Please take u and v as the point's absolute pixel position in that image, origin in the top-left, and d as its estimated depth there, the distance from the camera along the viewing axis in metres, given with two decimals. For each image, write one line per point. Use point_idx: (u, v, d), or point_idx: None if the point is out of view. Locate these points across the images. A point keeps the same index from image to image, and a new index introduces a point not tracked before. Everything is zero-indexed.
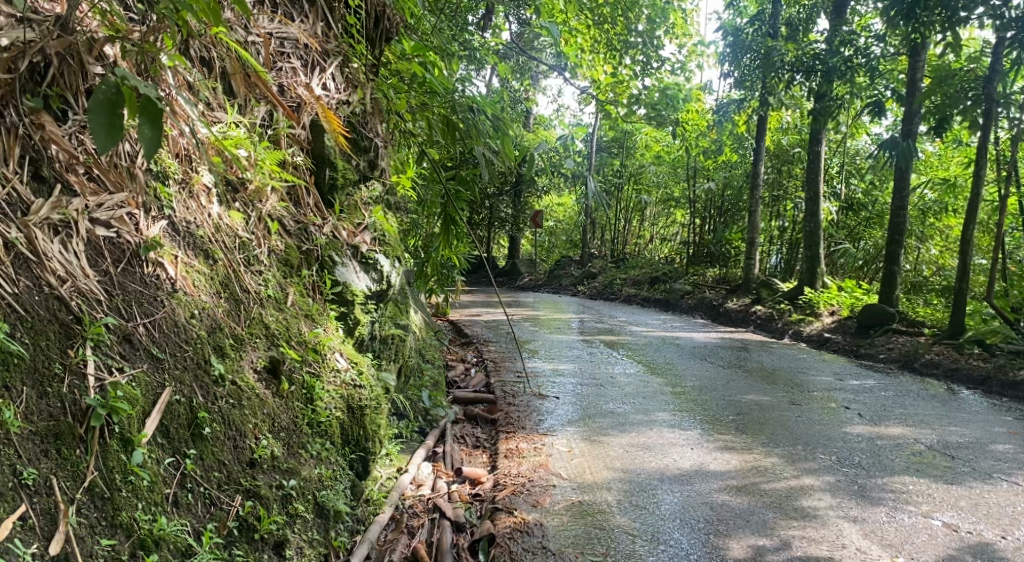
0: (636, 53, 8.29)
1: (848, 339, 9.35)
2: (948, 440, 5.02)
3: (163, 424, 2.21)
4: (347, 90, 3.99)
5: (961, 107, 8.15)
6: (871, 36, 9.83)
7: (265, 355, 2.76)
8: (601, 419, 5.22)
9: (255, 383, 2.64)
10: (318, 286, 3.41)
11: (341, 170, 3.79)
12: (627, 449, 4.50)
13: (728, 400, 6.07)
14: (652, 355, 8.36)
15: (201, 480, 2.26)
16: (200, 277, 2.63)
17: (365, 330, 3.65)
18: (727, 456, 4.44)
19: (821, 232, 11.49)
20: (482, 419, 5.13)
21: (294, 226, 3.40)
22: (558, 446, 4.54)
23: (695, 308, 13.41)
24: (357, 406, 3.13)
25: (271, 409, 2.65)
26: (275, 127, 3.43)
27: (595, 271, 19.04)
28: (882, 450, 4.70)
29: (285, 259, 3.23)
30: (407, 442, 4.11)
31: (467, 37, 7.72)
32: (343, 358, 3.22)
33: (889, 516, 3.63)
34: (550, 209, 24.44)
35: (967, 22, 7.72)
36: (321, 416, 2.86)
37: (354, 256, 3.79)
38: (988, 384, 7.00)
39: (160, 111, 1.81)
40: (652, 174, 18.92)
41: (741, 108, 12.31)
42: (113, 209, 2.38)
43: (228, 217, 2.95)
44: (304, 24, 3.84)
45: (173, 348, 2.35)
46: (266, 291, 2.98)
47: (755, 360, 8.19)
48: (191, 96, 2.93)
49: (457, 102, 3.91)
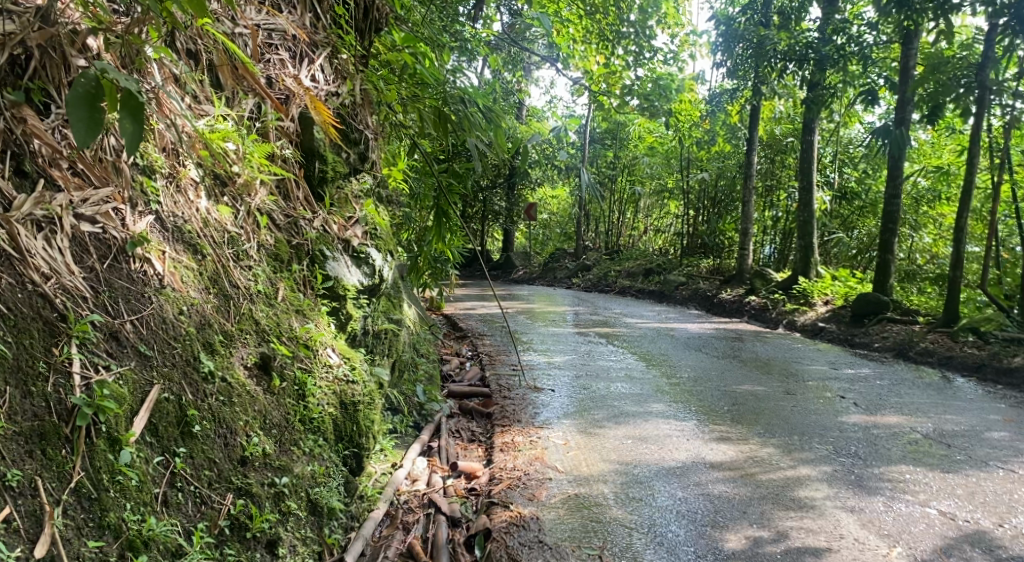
0: (627, 43, 8.22)
1: (843, 328, 9.36)
2: (944, 429, 5.02)
3: (151, 422, 2.17)
4: (336, 81, 3.98)
5: (954, 95, 8.24)
6: (864, 23, 9.81)
7: (255, 351, 2.73)
8: (597, 411, 5.20)
9: (246, 380, 2.60)
10: (308, 281, 3.37)
11: (331, 162, 3.75)
12: (623, 441, 4.48)
13: (723, 390, 6.06)
14: (647, 346, 8.35)
15: (192, 479, 2.22)
16: (188, 273, 2.59)
17: (358, 324, 3.60)
18: (723, 447, 4.42)
19: (815, 222, 11.49)
20: (477, 413, 5.10)
21: (284, 220, 3.36)
22: (554, 438, 4.52)
23: (689, 299, 13.41)
24: (350, 401, 3.09)
25: (262, 405, 2.61)
26: (264, 120, 3.40)
27: (590, 263, 19.02)
28: (879, 439, 4.70)
29: (275, 253, 3.19)
30: (402, 437, 4.07)
31: (458, 28, 7.66)
32: (335, 353, 3.18)
33: (886, 505, 3.62)
34: (543, 201, 24.41)
35: (959, 10, 7.70)
36: (313, 412, 2.83)
37: (345, 250, 3.75)
38: (982, 371, 7.01)
39: (142, 104, 1.79)
40: (646, 165, 18.90)
41: (733, 97, 12.30)
42: (98, 204, 2.33)
43: (216, 211, 2.91)
44: (291, 15, 3.79)
45: (161, 345, 2.31)
46: (256, 286, 2.94)
47: (750, 351, 8.19)
48: (177, 90, 2.90)
49: (449, 94, 3.86)
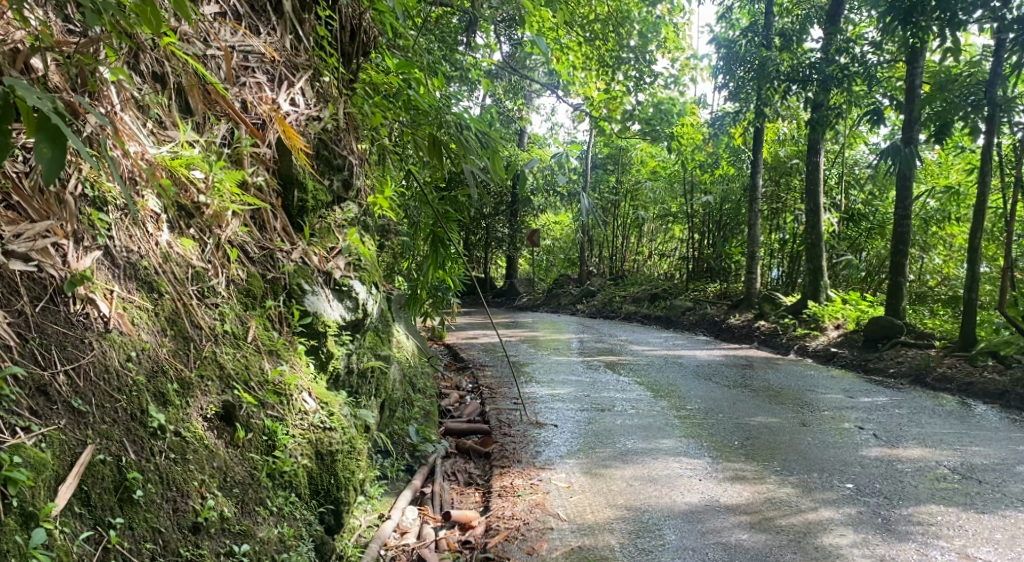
0: (628, 69, 8.08)
1: (856, 353, 9.04)
2: (973, 462, 4.71)
3: (82, 490, 1.92)
4: (318, 104, 3.70)
5: (962, 113, 7.98)
6: (866, 44, 9.65)
7: (218, 400, 2.46)
8: (602, 448, 4.90)
9: (204, 433, 2.35)
10: (285, 318, 3.10)
11: (312, 191, 3.48)
12: (630, 483, 4.18)
13: (736, 423, 5.75)
14: (654, 375, 8.04)
15: (130, 554, 1.95)
16: (140, 315, 2.34)
17: (340, 363, 3.33)
18: (738, 487, 4.12)
19: (823, 244, 11.24)
20: (475, 452, 4.80)
21: (258, 252, 3.10)
22: (556, 481, 4.21)
23: (696, 324, 13.12)
24: (326, 451, 2.81)
25: (222, 461, 2.36)
26: (236, 146, 3.13)
27: (594, 289, 18.74)
28: (903, 475, 4.38)
29: (246, 288, 2.93)
30: (392, 483, 3.79)
31: (457, 57, 7.55)
32: (312, 398, 2.90)
33: (919, 554, 3.31)
34: (547, 227, 24.22)
35: (966, 26, 7.46)
36: (284, 466, 2.57)
37: (327, 283, 3.44)
38: (1005, 398, 6.69)
39: (62, 129, 1.57)
40: (648, 190, 18.75)
41: (736, 120, 12.11)
42: (34, 239, 2.08)
43: (179, 244, 2.67)
44: (270, 36, 3.59)
45: (101, 399, 2.07)
46: (223, 326, 2.68)
47: (761, 378, 7.87)
48: (138, 116, 2.67)
49: (445, 120, 3.63)
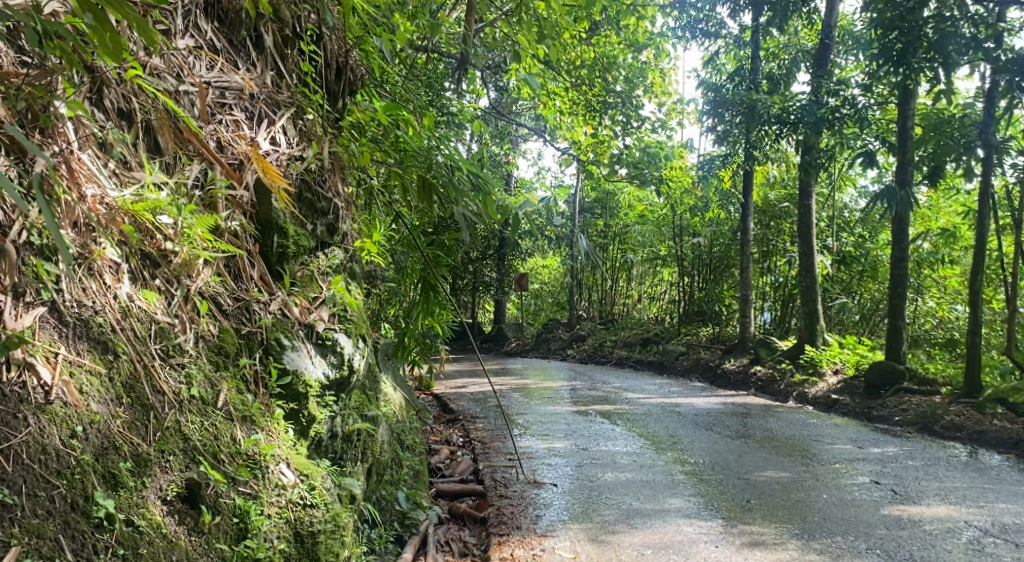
0: (615, 113, 7.89)
1: (858, 400, 8.74)
2: (1004, 522, 4.39)
3: None
4: (300, 143, 3.41)
5: (955, 155, 7.84)
6: (854, 88, 9.55)
7: (180, 479, 2.16)
8: (606, 511, 4.54)
9: (162, 519, 2.05)
10: (261, 379, 2.78)
11: (293, 236, 3.17)
12: (641, 552, 3.83)
13: (745, 479, 5.40)
14: (653, 426, 7.70)
15: None
16: (91, 381, 2.04)
17: (323, 427, 2.99)
18: (758, 555, 3.79)
19: (818, 288, 11.01)
20: (469, 517, 4.43)
21: (232, 303, 2.79)
22: (561, 551, 3.86)
23: (690, 369, 12.81)
24: (307, 532, 2.47)
25: (182, 552, 2.06)
26: (210, 187, 2.81)
27: (584, 333, 18.43)
28: (933, 538, 4.07)
29: (217, 345, 2.62)
30: (380, 557, 3.42)
31: (443, 101, 7.35)
32: (290, 470, 2.55)
33: None
34: (534, 270, 24.09)
35: (958, 69, 7.34)
36: (257, 552, 2.26)
37: (308, 337, 3.09)
38: (1021, 448, 6.40)
39: None
40: (637, 234, 18.60)
41: (725, 163, 12.02)
42: None
43: (142, 297, 2.37)
44: (250, 72, 3.33)
45: (34, 486, 1.79)
46: (189, 390, 2.36)
47: (763, 428, 7.54)
48: (99, 155, 2.38)
49: (434, 161, 3.45)
